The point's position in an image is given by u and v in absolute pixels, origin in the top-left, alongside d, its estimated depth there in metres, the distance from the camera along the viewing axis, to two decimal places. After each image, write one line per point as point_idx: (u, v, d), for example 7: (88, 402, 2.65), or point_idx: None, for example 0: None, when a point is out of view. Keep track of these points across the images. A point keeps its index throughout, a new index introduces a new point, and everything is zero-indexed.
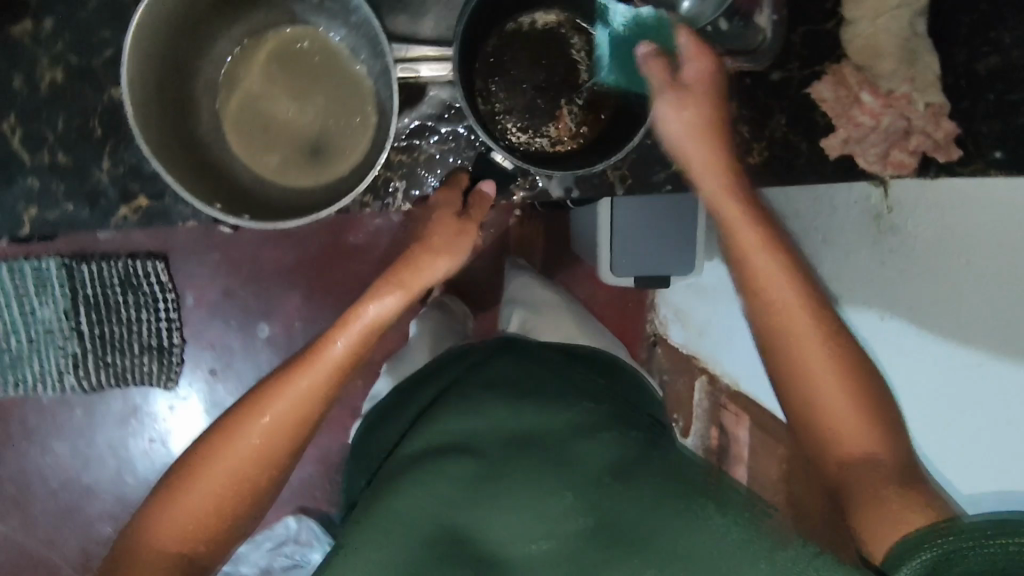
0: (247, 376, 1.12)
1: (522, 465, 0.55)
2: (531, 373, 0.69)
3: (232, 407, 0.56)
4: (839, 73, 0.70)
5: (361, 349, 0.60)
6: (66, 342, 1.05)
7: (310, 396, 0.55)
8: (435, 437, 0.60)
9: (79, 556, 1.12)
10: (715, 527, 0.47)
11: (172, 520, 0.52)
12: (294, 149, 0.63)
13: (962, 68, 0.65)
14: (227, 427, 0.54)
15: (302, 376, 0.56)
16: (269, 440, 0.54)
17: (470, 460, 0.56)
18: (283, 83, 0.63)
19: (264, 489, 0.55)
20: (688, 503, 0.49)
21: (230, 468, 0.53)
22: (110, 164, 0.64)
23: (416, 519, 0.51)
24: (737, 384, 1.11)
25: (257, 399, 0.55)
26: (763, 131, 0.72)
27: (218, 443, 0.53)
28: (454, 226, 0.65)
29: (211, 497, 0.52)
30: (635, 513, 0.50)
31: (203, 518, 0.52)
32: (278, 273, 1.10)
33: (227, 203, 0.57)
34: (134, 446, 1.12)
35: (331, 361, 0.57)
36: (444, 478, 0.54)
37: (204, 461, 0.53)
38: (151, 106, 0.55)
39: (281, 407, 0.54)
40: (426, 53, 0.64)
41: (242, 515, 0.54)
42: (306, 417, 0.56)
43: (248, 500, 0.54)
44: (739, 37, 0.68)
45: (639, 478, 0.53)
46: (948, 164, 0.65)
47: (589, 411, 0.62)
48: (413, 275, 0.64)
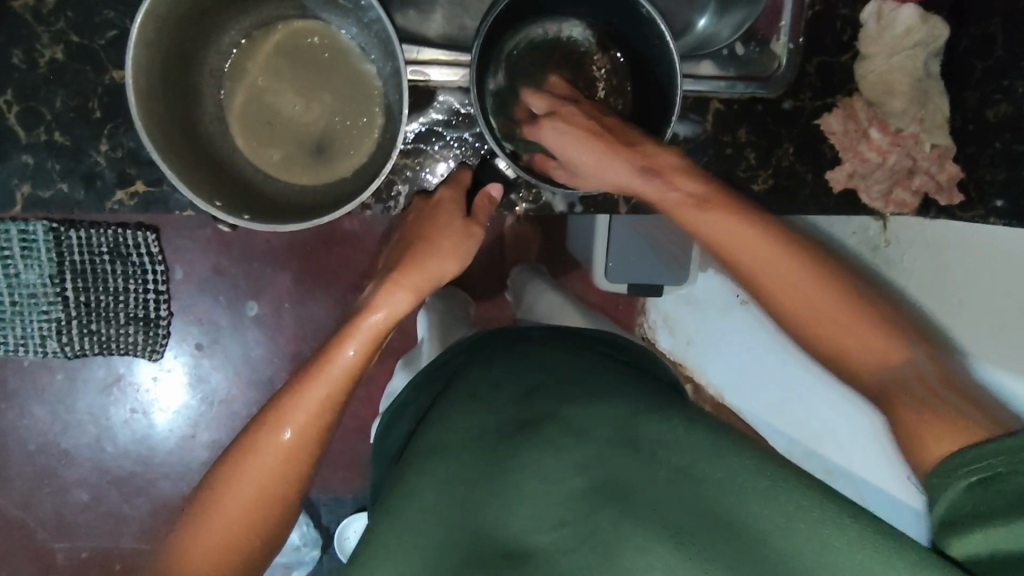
0: (234, 352, 1.12)
1: (526, 448, 0.50)
2: (546, 354, 0.64)
3: (247, 423, 0.55)
4: (850, 107, 0.70)
5: (372, 353, 0.58)
6: (50, 307, 1.00)
7: (323, 407, 0.54)
8: (434, 435, 0.55)
9: (54, 520, 1.12)
10: (753, 506, 0.42)
11: (200, 545, 0.50)
12: (297, 146, 0.62)
13: (972, 112, 0.65)
14: (245, 446, 0.53)
15: (314, 385, 0.55)
16: (286, 456, 0.53)
17: (472, 460, 0.52)
18: (290, 77, 0.61)
19: (286, 506, 0.53)
20: (715, 476, 0.45)
21: (253, 486, 0.52)
22: (108, 147, 0.63)
23: (418, 534, 0.47)
24: (721, 396, 1.16)
25: (275, 414, 0.54)
26: (769, 159, 0.70)
27: (237, 461, 0.52)
28: (469, 228, 0.63)
29: (235, 517, 0.51)
30: (660, 488, 0.45)
31: (230, 540, 0.51)
32: (268, 253, 1.09)
33: (227, 200, 0.56)
34: (115, 415, 1.12)
35: (342, 366, 0.56)
36: (447, 469, 0.51)
37: (226, 482, 0.52)
38: (155, 95, 0.53)
39: (301, 422, 0.53)
40: (438, 57, 0.67)
41: (270, 537, 0.53)
42: (322, 430, 0.54)
43: (275, 519, 0.53)
44: (753, 62, 0.69)
45: (658, 446, 0.48)
46: (949, 208, 0.67)
47: (600, 385, 0.57)
48: (429, 270, 0.61)
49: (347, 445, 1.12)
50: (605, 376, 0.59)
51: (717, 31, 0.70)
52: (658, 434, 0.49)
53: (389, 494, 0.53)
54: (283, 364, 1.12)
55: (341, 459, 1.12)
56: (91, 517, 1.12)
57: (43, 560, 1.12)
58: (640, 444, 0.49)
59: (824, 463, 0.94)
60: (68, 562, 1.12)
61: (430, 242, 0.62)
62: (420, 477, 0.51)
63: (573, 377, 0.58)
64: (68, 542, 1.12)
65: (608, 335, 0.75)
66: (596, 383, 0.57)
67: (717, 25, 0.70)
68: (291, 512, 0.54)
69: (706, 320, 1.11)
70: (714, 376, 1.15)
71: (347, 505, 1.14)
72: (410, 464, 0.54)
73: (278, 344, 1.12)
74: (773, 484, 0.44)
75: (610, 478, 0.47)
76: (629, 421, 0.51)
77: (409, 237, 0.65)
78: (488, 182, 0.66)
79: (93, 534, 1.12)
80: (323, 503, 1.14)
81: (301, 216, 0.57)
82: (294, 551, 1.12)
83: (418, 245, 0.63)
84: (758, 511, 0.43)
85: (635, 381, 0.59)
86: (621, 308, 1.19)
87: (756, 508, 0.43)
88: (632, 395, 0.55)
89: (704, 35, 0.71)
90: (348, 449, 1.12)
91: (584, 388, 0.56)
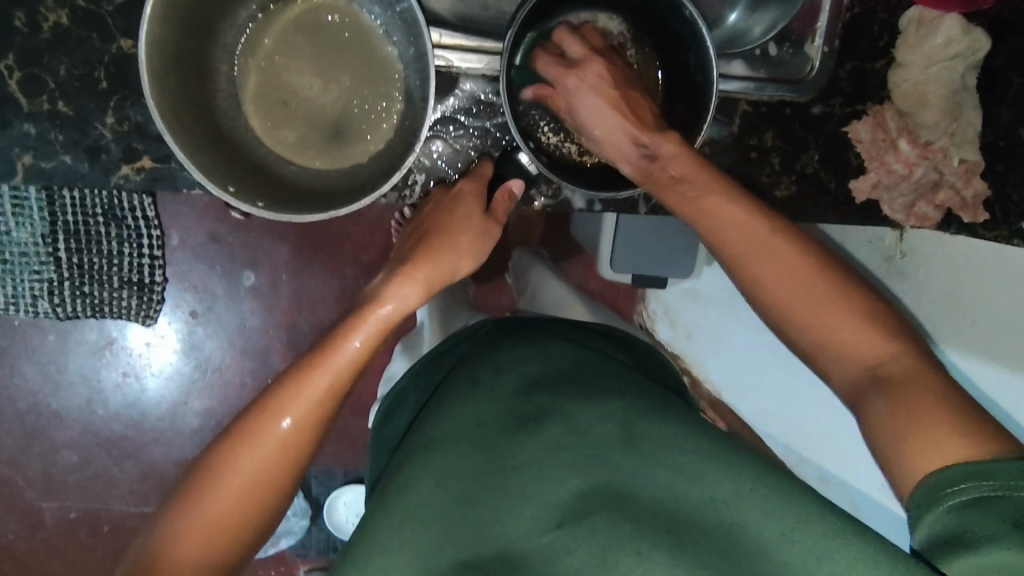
0: (229, 321, 1.10)
1: (527, 444, 0.49)
2: (549, 340, 0.62)
3: (244, 409, 0.53)
4: (879, 115, 0.68)
5: (377, 344, 0.56)
6: (42, 267, 0.96)
7: (325, 397, 0.53)
8: (434, 430, 0.54)
9: (43, 480, 1.11)
10: (758, 519, 0.41)
11: (190, 535, 0.48)
12: (313, 128, 0.59)
13: (1003, 128, 0.64)
14: (242, 433, 0.51)
15: (316, 373, 0.53)
16: (283, 444, 0.51)
17: (472, 454, 0.50)
18: (308, 55, 0.59)
19: (281, 495, 0.52)
20: (736, 483, 0.43)
21: (249, 475, 0.50)
22: (114, 120, 0.60)
23: (416, 526, 0.46)
24: (719, 394, 1.14)
25: (272, 400, 0.52)
26: (795, 164, 0.69)
27: (233, 449, 0.50)
28: (487, 223, 0.63)
29: (230, 508, 0.49)
30: (664, 483, 0.45)
31: (224, 531, 0.49)
32: (267, 223, 1.07)
33: (239, 184, 0.53)
34: (107, 378, 1.10)
35: (345, 357, 0.54)
36: (445, 468, 0.50)
37: (222, 471, 0.50)
38: (167, 70, 0.51)
39: (301, 411, 0.52)
40: (461, 42, 0.64)
41: (263, 526, 0.52)
42: (323, 420, 0.53)
43: (270, 508, 0.51)
44: (786, 64, 0.67)
45: (661, 447, 0.46)
46: (971, 225, 0.64)
47: (606, 373, 0.55)
48: (442, 261, 0.60)
49: (339, 419, 1.11)
50: (611, 365, 0.57)
51: (748, 27, 0.68)
52: (665, 432, 0.47)
53: (382, 488, 0.52)
54: (277, 335, 1.11)
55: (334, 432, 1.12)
56: (80, 478, 1.11)
57: (30, 520, 1.11)
58: (641, 443, 0.47)
59: (817, 468, 0.95)
60: (55, 522, 1.11)
61: (444, 233, 0.61)
62: (413, 474, 0.50)
63: (578, 366, 0.56)
64: (56, 502, 1.11)
65: (616, 331, 0.73)
66: (601, 372, 0.55)
67: (748, 21, 0.68)
68: (280, 501, 0.52)
69: (705, 316, 1.10)
70: (714, 373, 1.14)
71: (337, 478, 1.14)
72: (407, 460, 0.52)
73: (273, 315, 1.10)
74: (770, 487, 0.42)
75: (614, 479, 0.46)
76: (632, 419, 0.49)
77: (424, 226, 0.63)
78: (509, 177, 0.65)
79: (81, 495, 1.11)
80: (313, 475, 1.13)
81: (315, 204, 0.55)
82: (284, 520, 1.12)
83: (431, 235, 0.61)
84: (762, 521, 0.41)
85: (642, 373, 0.58)
86: (620, 298, 1.20)
87: (751, 518, 0.42)
88: (640, 386, 0.53)
89: (734, 28, 0.69)
90: (340, 423, 1.12)
91: (590, 379, 0.54)
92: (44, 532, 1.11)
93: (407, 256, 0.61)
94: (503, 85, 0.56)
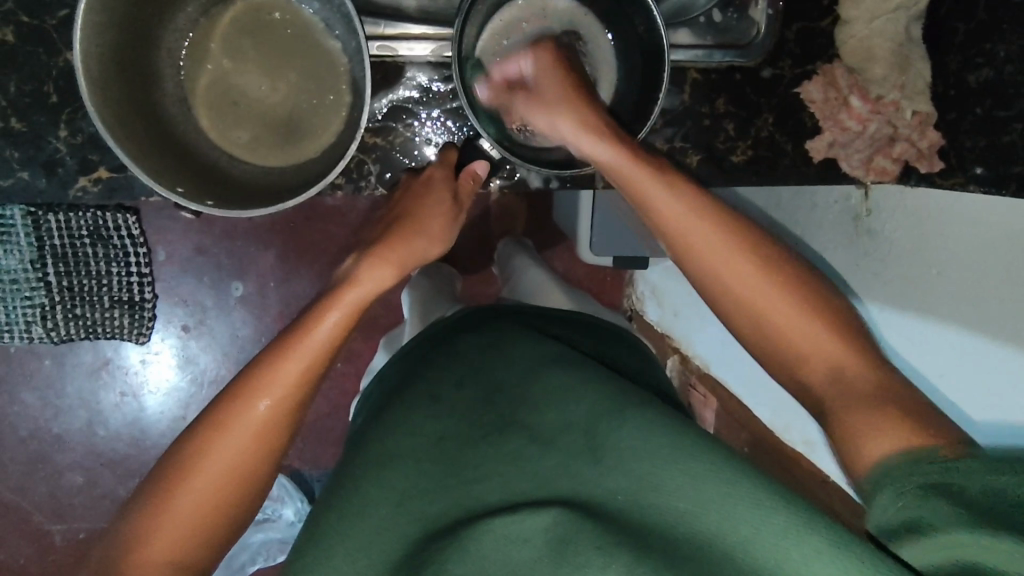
0: (221, 333, 1.11)
1: (485, 458, 0.48)
2: (512, 345, 0.61)
3: (219, 395, 0.53)
4: (830, 74, 0.71)
5: (350, 327, 0.56)
6: (33, 292, 0.98)
7: (300, 378, 0.53)
8: (393, 442, 0.52)
9: (50, 503, 1.12)
10: (770, 524, 0.37)
11: (166, 526, 0.48)
12: (265, 128, 0.60)
13: (953, 77, 0.64)
14: (218, 419, 0.51)
15: (289, 360, 0.53)
16: (260, 429, 0.51)
17: (432, 469, 0.49)
18: (252, 55, 0.60)
19: (260, 484, 0.52)
20: (751, 488, 0.39)
21: (224, 463, 0.50)
22: (67, 133, 0.62)
23: (365, 550, 0.44)
24: (707, 368, 1.12)
25: (247, 388, 0.52)
26: (750, 129, 0.71)
27: (208, 438, 0.50)
28: (454, 209, 0.65)
29: (202, 501, 0.49)
30: (629, 482, 0.43)
31: (197, 525, 0.49)
32: (252, 232, 1.08)
33: (190, 184, 0.54)
34: (105, 399, 1.11)
35: (318, 340, 0.54)
36: (408, 476, 0.49)
37: (194, 460, 0.50)
38: (109, 80, 0.52)
39: (277, 396, 0.52)
40: (408, 31, 0.64)
41: (236, 517, 0.51)
42: (300, 403, 0.53)
43: (247, 501, 0.51)
44: (732, 29, 0.69)
45: (630, 452, 0.44)
46: (929, 174, 0.64)
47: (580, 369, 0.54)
48: (414, 245, 0.62)
49: (338, 420, 1.12)
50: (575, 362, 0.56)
51: None
52: (622, 433, 0.45)
53: (334, 495, 0.49)
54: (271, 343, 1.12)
55: (332, 434, 1.13)
56: (87, 499, 1.12)
57: (41, 543, 1.12)
58: (601, 450, 0.46)
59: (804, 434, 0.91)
60: (66, 544, 1.13)
61: (415, 218, 0.63)
62: (361, 493, 0.48)
63: (540, 372, 0.55)
64: (65, 524, 1.12)
65: (591, 320, 0.72)
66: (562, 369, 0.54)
67: None
68: (259, 493, 0.52)
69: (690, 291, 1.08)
70: (700, 347, 1.12)
71: None
72: (357, 469, 0.51)
73: (264, 323, 1.11)
74: (754, 491, 0.39)
75: (574, 487, 0.45)
76: (592, 425, 0.48)
77: (395, 212, 0.64)
78: (473, 161, 0.66)
79: (89, 516, 1.12)
80: (315, 479, 1.13)
81: (268, 200, 0.56)
82: (289, 526, 1.12)
83: (401, 220, 0.63)
84: (722, 522, 0.39)
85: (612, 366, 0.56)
86: (607, 283, 1.22)
87: (710, 517, 0.39)
88: (601, 382, 0.52)
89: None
90: (338, 425, 1.12)
91: (553, 385, 0.53)
92: (56, 554, 1.12)
93: (374, 242, 0.63)
94: (455, 71, 0.58)
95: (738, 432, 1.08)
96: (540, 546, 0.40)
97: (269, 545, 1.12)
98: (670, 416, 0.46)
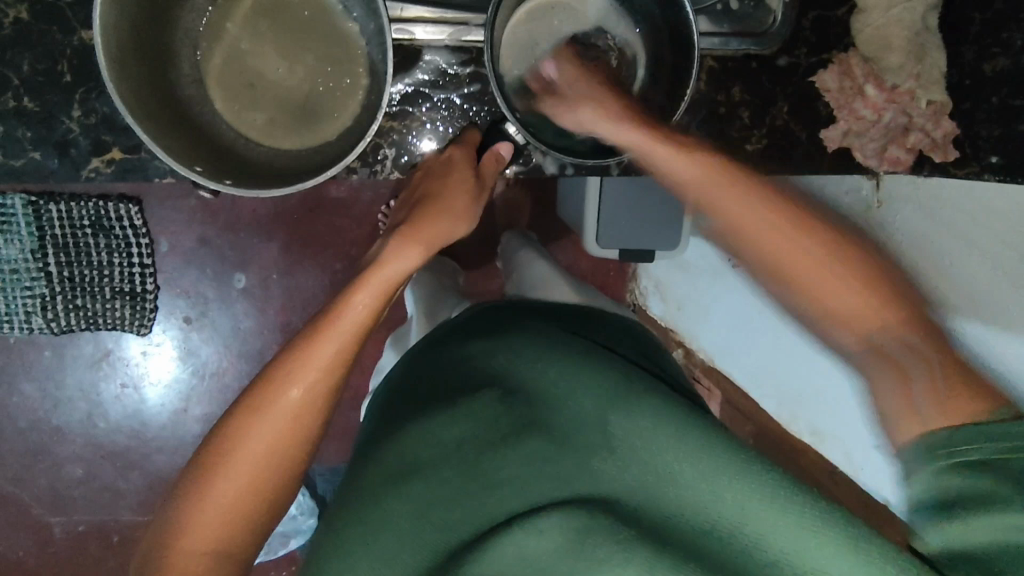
0: (224, 326, 1.10)
1: (505, 459, 0.48)
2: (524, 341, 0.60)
3: (255, 381, 0.52)
4: (845, 63, 0.70)
5: (383, 307, 0.57)
6: (33, 283, 0.99)
7: (333, 361, 0.52)
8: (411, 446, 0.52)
9: (50, 495, 1.11)
10: (796, 520, 0.37)
11: (210, 510, 0.48)
12: (281, 110, 0.60)
13: (969, 66, 0.64)
14: (255, 403, 0.51)
15: (323, 344, 0.53)
16: (296, 414, 0.51)
17: (454, 473, 0.49)
18: (269, 36, 0.59)
19: (296, 471, 0.52)
20: (775, 486, 0.39)
21: (262, 448, 0.50)
22: (81, 113, 0.61)
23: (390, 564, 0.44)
24: (712, 361, 1.12)
25: (282, 372, 0.51)
26: (764, 117, 0.71)
27: (247, 423, 0.50)
28: (477, 189, 0.66)
29: (241, 487, 0.49)
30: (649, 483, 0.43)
31: (234, 512, 0.49)
32: (256, 223, 1.07)
33: (208, 165, 0.54)
34: (106, 391, 1.10)
35: (349, 323, 0.54)
36: (430, 479, 0.49)
37: (233, 444, 0.49)
38: (129, 58, 0.51)
39: (309, 381, 0.51)
40: (422, 15, 0.64)
41: (276, 503, 0.51)
42: (333, 390, 0.53)
43: (285, 487, 0.51)
44: (748, 17, 0.69)
45: (648, 455, 0.44)
46: (943, 164, 0.66)
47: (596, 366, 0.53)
48: (438, 224, 0.63)
49: (342, 415, 1.12)
50: (593, 357, 0.55)
51: None
52: (640, 430, 0.46)
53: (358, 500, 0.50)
54: (274, 335, 1.11)
55: (335, 428, 1.12)
56: (87, 491, 1.11)
57: (41, 535, 1.11)
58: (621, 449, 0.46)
59: (812, 426, 0.91)
60: (65, 536, 1.12)
61: (442, 199, 0.64)
62: (381, 505, 0.48)
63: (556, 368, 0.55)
64: (64, 517, 1.11)
65: (600, 315, 0.72)
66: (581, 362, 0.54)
67: None
68: (295, 480, 0.52)
69: (694, 285, 1.08)
70: (706, 340, 1.12)
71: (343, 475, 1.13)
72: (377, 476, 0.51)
73: (267, 315, 1.10)
74: (776, 489, 0.39)
75: (596, 488, 0.45)
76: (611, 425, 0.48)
77: (418, 192, 0.66)
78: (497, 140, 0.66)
79: (88, 508, 1.12)
80: (317, 472, 1.13)
81: (287, 182, 0.55)
82: (291, 520, 1.12)
83: (425, 205, 0.64)
84: (743, 519, 0.39)
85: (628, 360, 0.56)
86: (611, 277, 1.21)
87: (731, 513, 0.39)
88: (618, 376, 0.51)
89: None
90: (342, 419, 1.12)
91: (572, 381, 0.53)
92: (55, 547, 1.12)
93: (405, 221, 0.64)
94: (488, 59, 0.57)
95: (741, 429, 1.08)
96: (566, 542, 0.41)
97: (271, 539, 1.12)
98: (689, 415, 0.46)
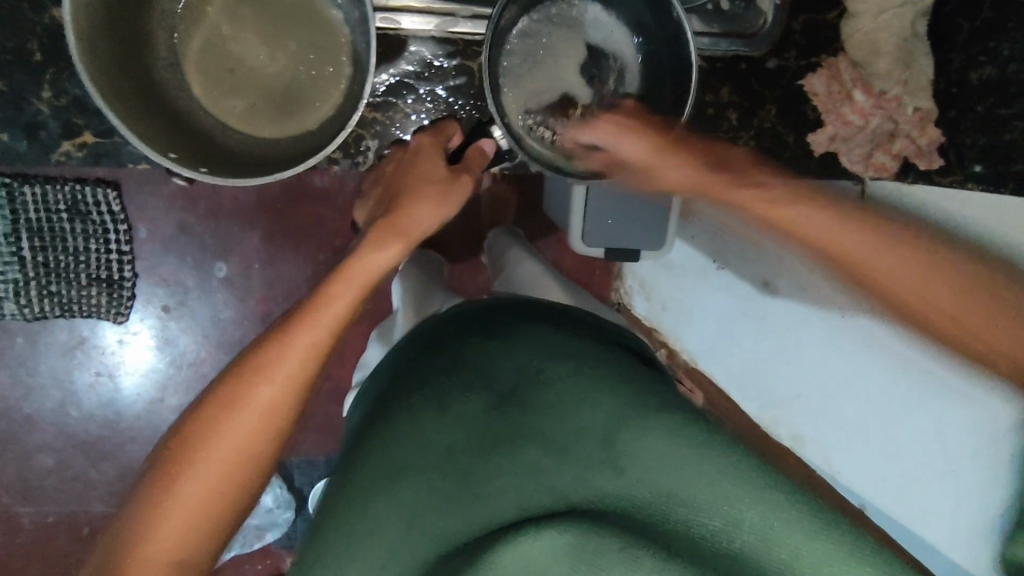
0: (202, 315, 1.07)
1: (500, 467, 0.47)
2: (512, 335, 0.59)
3: (227, 374, 0.51)
4: (834, 67, 0.71)
5: (360, 299, 0.56)
6: (6, 267, 0.96)
7: (309, 356, 0.51)
8: (398, 448, 0.50)
9: (19, 485, 1.08)
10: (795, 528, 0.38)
11: (174, 511, 0.46)
12: (262, 98, 0.58)
13: (955, 75, 0.65)
14: (226, 399, 0.49)
15: (299, 335, 0.52)
16: (267, 411, 0.50)
17: (444, 480, 0.48)
18: (249, 21, 0.57)
19: (266, 465, 0.51)
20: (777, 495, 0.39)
21: (233, 446, 0.48)
22: (51, 94, 0.64)
23: None
24: (694, 362, 1.11)
25: (256, 366, 0.50)
26: (752, 118, 0.73)
27: (214, 421, 0.49)
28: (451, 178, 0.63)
29: (206, 487, 0.47)
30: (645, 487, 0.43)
31: (202, 514, 0.47)
32: (237, 211, 1.04)
33: (181, 152, 0.53)
34: (79, 379, 1.08)
35: (330, 317, 0.53)
36: (422, 484, 0.48)
37: (200, 442, 0.48)
38: (99, 39, 0.49)
39: (282, 377, 0.50)
40: (408, 4, 0.64)
41: (243, 504, 0.50)
42: (305, 384, 0.52)
43: (253, 484, 0.50)
44: (738, 17, 0.71)
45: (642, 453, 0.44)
46: (927, 172, 0.68)
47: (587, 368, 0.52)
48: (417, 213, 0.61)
49: (321, 408, 1.10)
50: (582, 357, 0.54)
51: None
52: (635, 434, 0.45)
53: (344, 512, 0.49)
54: (253, 326, 1.09)
55: (314, 421, 1.10)
56: (57, 481, 1.09)
57: (10, 526, 1.09)
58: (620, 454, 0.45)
59: (792, 429, 0.90)
60: (34, 526, 1.09)
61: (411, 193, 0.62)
62: (374, 513, 0.48)
63: (544, 366, 0.54)
64: (34, 507, 1.09)
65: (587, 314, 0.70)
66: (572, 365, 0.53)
67: None
68: (263, 476, 0.51)
69: (679, 283, 1.08)
70: (689, 341, 1.11)
71: (321, 468, 1.12)
72: (365, 480, 0.50)
73: (247, 305, 1.08)
74: (777, 501, 0.39)
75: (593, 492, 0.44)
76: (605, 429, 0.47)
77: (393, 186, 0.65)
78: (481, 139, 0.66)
79: (59, 498, 1.09)
80: (295, 465, 1.11)
81: (265, 171, 0.55)
82: (268, 513, 1.10)
83: (397, 203, 0.62)
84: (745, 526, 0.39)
85: (618, 360, 0.55)
86: (596, 274, 1.21)
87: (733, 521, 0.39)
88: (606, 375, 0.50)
89: None
90: (321, 413, 1.10)
91: (565, 381, 0.51)
92: (24, 538, 1.09)
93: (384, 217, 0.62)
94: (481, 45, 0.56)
95: None
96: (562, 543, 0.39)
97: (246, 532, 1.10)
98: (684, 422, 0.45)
